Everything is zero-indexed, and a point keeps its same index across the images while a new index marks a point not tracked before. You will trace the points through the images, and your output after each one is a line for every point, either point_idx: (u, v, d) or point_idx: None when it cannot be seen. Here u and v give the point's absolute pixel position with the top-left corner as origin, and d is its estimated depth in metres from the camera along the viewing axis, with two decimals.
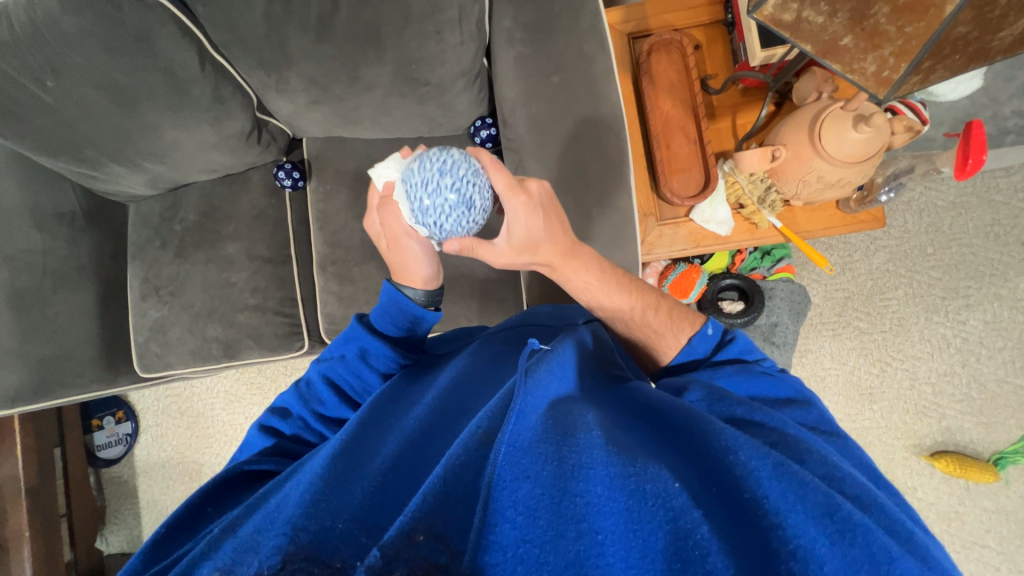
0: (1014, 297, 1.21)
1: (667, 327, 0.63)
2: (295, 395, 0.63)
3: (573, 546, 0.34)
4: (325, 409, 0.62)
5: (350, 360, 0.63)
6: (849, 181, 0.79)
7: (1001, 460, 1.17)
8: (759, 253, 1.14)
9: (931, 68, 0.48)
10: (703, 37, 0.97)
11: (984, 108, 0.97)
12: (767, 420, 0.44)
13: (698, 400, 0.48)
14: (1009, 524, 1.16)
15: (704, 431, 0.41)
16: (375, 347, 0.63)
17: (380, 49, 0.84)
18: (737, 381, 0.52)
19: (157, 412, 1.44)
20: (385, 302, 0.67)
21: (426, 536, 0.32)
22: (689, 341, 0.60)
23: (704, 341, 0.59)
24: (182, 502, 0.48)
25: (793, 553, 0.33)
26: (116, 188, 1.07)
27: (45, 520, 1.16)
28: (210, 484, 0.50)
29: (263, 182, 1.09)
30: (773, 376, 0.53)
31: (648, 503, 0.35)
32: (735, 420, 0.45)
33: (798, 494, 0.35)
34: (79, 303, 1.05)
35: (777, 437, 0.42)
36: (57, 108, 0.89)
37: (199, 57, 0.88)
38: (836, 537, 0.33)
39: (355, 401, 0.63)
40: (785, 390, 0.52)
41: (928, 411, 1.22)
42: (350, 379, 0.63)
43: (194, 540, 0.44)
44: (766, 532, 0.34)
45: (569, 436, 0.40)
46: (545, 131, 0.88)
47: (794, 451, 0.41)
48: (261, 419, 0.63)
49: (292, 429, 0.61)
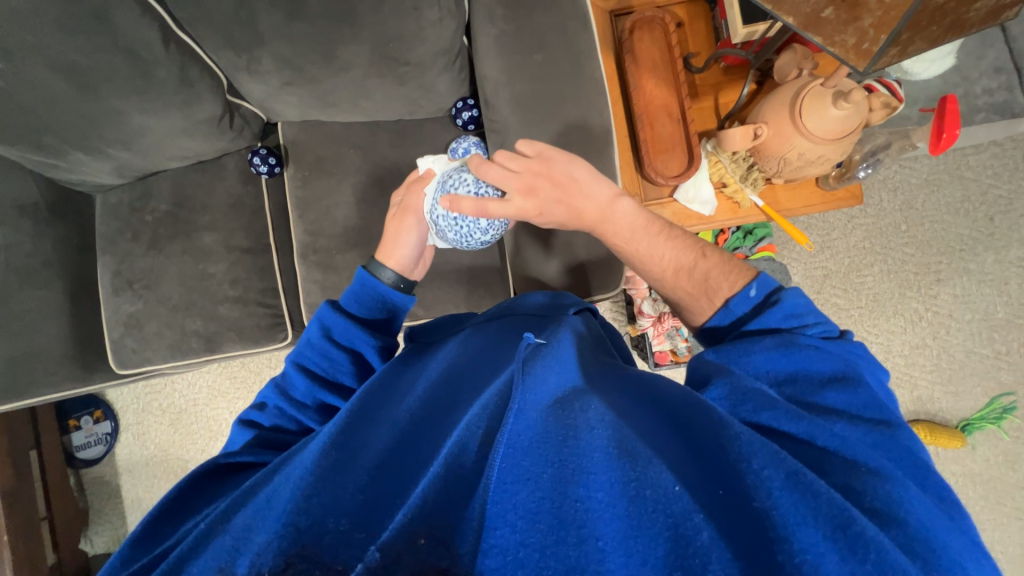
0: (982, 271, 1.26)
1: (704, 286, 0.59)
2: (270, 387, 0.62)
3: (573, 551, 0.34)
4: (297, 394, 0.61)
5: (316, 342, 0.63)
6: (828, 158, 0.80)
7: (968, 426, 1.23)
8: (742, 232, 1.17)
9: (909, 40, 0.47)
10: (685, 15, 0.96)
11: (957, 86, 0.99)
12: (793, 429, 0.42)
13: (722, 397, 0.45)
14: (975, 486, 1.23)
15: (720, 437, 0.41)
16: (341, 324, 0.64)
17: (356, 27, 0.81)
18: (773, 358, 0.48)
19: (137, 409, 1.41)
20: (357, 284, 0.68)
21: (427, 539, 0.33)
22: (726, 302, 0.56)
23: (745, 301, 0.54)
24: (164, 497, 0.47)
25: (799, 566, 0.33)
26: (80, 177, 1.02)
27: (24, 522, 1.11)
28: (187, 479, 0.49)
29: (238, 168, 1.05)
30: (817, 349, 0.48)
31: (648, 509, 0.36)
32: (760, 426, 0.43)
33: (810, 505, 0.36)
34: (47, 299, 1.00)
35: (803, 451, 0.42)
36: (10, 92, 0.84)
37: (163, 36, 0.84)
38: (846, 552, 0.34)
39: (328, 382, 0.62)
40: (829, 364, 0.47)
41: (901, 382, 1.27)
42: (320, 361, 0.63)
43: (182, 533, 0.44)
44: (770, 544, 0.35)
45: (571, 436, 0.40)
46: (529, 111, 0.86)
47: (816, 461, 0.41)
48: (240, 415, 0.62)
49: (267, 419, 0.60)
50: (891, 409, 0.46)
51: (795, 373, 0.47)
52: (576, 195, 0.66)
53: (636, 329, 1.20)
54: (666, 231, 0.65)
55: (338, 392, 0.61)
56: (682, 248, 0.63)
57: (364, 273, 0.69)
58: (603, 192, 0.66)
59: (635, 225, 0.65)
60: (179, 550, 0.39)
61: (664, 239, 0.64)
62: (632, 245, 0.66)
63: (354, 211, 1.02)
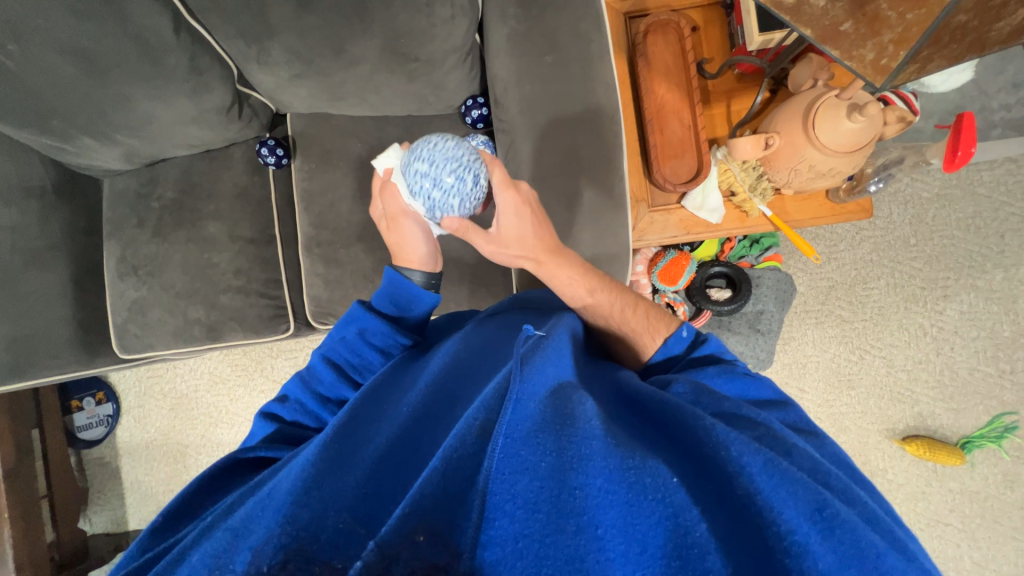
0: (990, 289, 1.25)
1: (644, 327, 0.63)
2: (295, 379, 0.62)
3: (572, 540, 0.34)
4: (323, 389, 0.61)
5: (349, 339, 0.63)
6: (840, 171, 0.79)
7: (968, 444, 1.22)
8: (748, 241, 1.16)
9: (928, 58, 0.45)
10: (700, 20, 0.95)
11: (973, 101, 0.97)
12: (754, 415, 0.44)
13: (685, 392, 0.48)
14: (972, 504, 1.22)
15: (698, 427, 0.40)
16: (375, 324, 0.63)
17: (367, 22, 0.81)
18: (718, 382, 0.52)
19: (139, 393, 1.42)
20: (387, 285, 0.67)
21: (426, 536, 0.33)
22: (664, 342, 0.60)
23: (679, 342, 0.59)
24: (182, 491, 0.48)
25: (787, 549, 0.33)
26: (88, 161, 1.02)
27: (25, 500, 1.12)
28: (212, 470, 0.50)
29: (245, 158, 1.05)
30: (751, 376, 0.53)
31: (648, 497, 0.35)
32: (724, 414, 0.45)
33: (789, 489, 0.35)
34: (52, 281, 1.01)
35: (765, 430, 0.42)
36: (20, 75, 0.84)
37: (173, 24, 0.84)
38: (826, 532, 0.34)
39: (355, 380, 0.61)
40: (762, 391, 0.52)
41: (902, 397, 1.26)
42: (350, 358, 0.62)
43: (188, 528, 0.44)
44: (758, 529, 0.35)
45: (568, 426, 0.40)
46: (537, 112, 0.86)
47: (781, 446, 0.41)
48: (263, 408, 0.63)
49: (289, 412, 0.61)
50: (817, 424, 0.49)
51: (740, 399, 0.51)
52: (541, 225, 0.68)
53: None
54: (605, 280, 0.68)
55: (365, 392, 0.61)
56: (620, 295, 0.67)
57: (394, 274, 0.67)
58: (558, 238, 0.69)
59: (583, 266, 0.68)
60: (183, 545, 0.39)
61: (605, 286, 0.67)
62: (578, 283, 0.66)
63: (359, 206, 1.02)
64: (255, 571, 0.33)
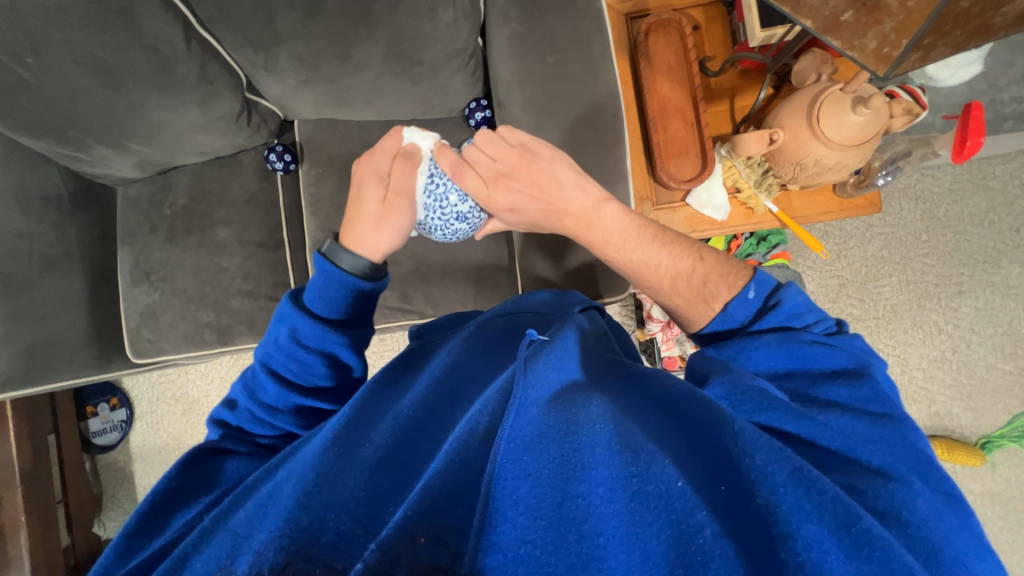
0: (1006, 285, 1.22)
1: (699, 295, 0.58)
2: (243, 388, 0.62)
3: (575, 547, 0.34)
4: (269, 399, 0.60)
5: (284, 345, 0.61)
6: (846, 165, 0.78)
7: (988, 444, 1.19)
8: (755, 238, 1.15)
9: (931, 46, 0.46)
10: (702, 18, 0.95)
11: (983, 94, 0.96)
12: (794, 421, 0.41)
13: (721, 391, 0.44)
14: (994, 506, 1.19)
15: (721, 434, 0.39)
16: (309, 327, 0.61)
17: (371, 27, 0.82)
18: (775, 352, 0.47)
19: (151, 398, 1.44)
20: (318, 279, 0.64)
21: (426, 538, 0.33)
22: (725, 306, 0.54)
23: (743, 307, 0.53)
24: (154, 489, 0.49)
25: (802, 563, 0.32)
26: (102, 170, 1.04)
27: (41, 505, 1.14)
28: (180, 462, 0.52)
29: (254, 165, 1.07)
30: (822, 346, 0.48)
31: (649, 506, 0.35)
32: (764, 425, 0.42)
33: (816, 503, 0.35)
34: (67, 288, 1.03)
35: (800, 445, 0.41)
36: (38, 86, 0.86)
37: (185, 34, 0.87)
38: (852, 551, 0.33)
39: (300, 384, 0.60)
40: (836, 360, 0.47)
41: (918, 397, 1.23)
42: (290, 364, 0.60)
43: (176, 529, 0.46)
44: (773, 541, 0.34)
45: (573, 431, 0.40)
46: (539, 112, 0.86)
47: (818, 461, 0.40)
48: (213, 413, 0.63)
49: (241, 421, 0.60)
50: (893, 401, 0.44)
51: (794, 369, 0.47)
52: (558, 196, 0.69)
53: (646, 333, 1.20)
54: (658, 236, 0.65)
55: (310, 395, 0.60)
56: (680, 251, 0.62)
57: (324, 264, 0.63)
58: (591, 196, 0.69)
59: (626, 230, 0.66)
60: (184, 546, 0.39)
61: (659, 245, 0.64)
62: (623, 252, 0.66)
63: None
64: (255, 571, 0.33)
